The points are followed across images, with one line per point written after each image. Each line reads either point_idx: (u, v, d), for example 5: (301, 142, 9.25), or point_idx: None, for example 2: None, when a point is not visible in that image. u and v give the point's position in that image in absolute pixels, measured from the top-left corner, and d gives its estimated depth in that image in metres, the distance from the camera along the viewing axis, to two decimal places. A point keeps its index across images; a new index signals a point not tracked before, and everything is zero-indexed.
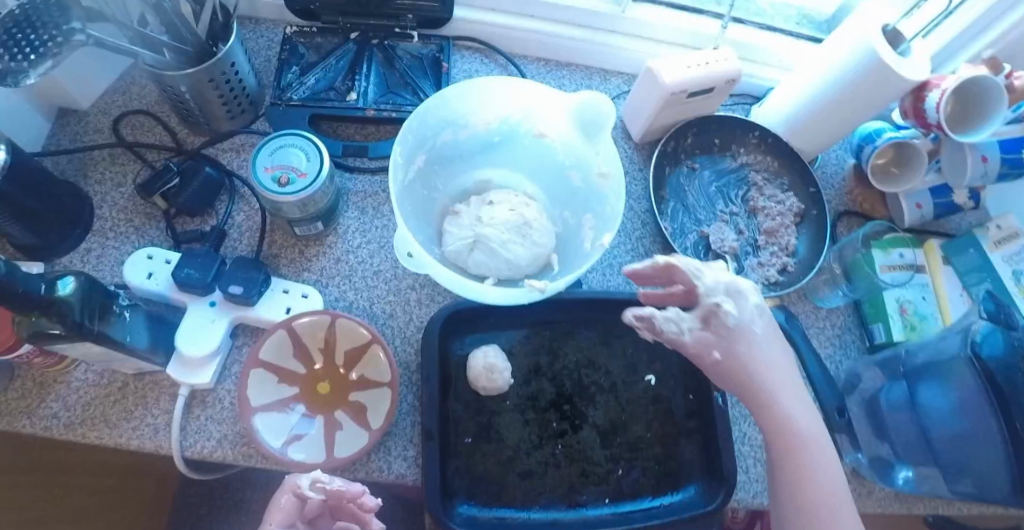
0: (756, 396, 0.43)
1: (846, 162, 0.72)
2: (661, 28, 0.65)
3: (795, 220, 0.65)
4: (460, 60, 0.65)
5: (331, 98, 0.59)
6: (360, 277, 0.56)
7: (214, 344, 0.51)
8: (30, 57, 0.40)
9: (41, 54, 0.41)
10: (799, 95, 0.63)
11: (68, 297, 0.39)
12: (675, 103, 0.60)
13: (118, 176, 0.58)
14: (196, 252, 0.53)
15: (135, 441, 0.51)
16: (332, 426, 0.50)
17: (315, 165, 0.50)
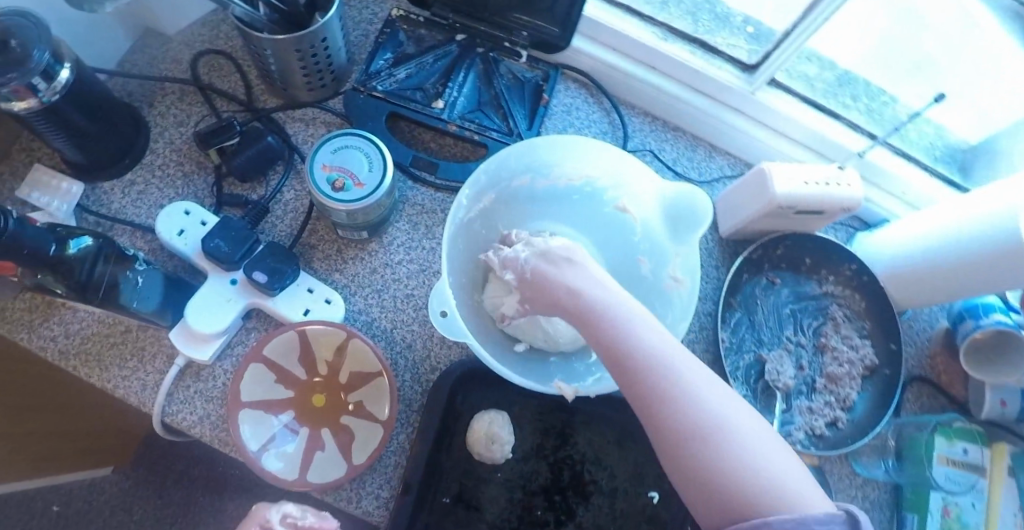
0: (652, 411, 0.32)
1: (938, 323, 0.65)
2: (788, 122, 0.59)
3: (863, 373, 0.58)
4: (562, 93, 0.59)
5: (416, 98, 0.55)
6: (390, 295, 0.52)
7: (223, 325, 0.48)
8: None
9: None
10: (920, 241, 0.54)
11: (77, 256, 0.41)
12: (778, 215, 0.54)
13: (183, 114, 0.56)
14: (233, 223, 0.50)
15: (121, 390, 0.50)
16: (314, 445, 0.47)
17: (375, 176, 0.47)
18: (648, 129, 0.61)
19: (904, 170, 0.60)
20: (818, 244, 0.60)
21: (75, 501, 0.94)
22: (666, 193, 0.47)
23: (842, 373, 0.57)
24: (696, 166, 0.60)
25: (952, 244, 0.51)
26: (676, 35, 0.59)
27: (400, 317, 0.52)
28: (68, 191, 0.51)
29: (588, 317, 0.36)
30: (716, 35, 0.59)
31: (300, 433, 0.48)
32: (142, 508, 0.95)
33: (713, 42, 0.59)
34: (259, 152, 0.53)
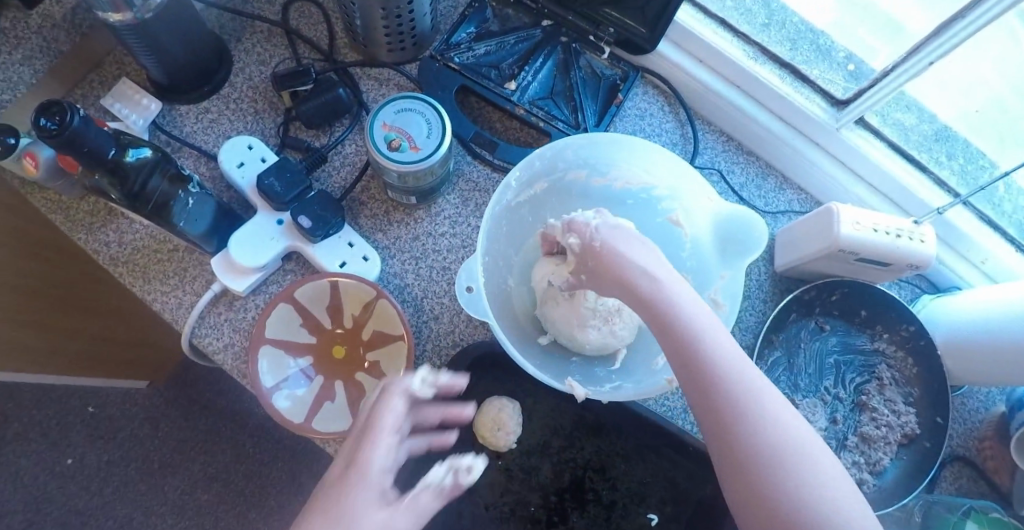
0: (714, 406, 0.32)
1: (994, 406, 0.60)
2: (872, 165, 0.55)
3: (900, 440, 0.54)
4: (640, 96, 0.57)
5: (490, 76, 0.54)
6: (427, 265, 0.52)
7: (262, 261, 0.49)
8: None
9: None
10: (992, 314, 0.50)
11: (132, 164, 0.44)
12: (838, 258, 0.51)
13: (265, 54, 0.58)
14: (291, 166, 0.51)
15: (158, 304, 0.52)
16: (326, 395, 0.48)
17: (432, 143, 0.47)
18: (720, 148, 0.58)
19: (992, 241, 0.56)
20: (879, 298, 0.56)
21: (108, 406, 0.99)
22: (723, 213, 0.45)
23: (876, 435, 0.54)
24: (763, 194, 0.58)
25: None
26: (768, 57, 0.56)
27: (432, 288, 0.52)
28: (147, 106, 0.54)
29: (647, 303, 0.36)
30: (813, 67, 0.56)
31: (314, 380, 0.49)
32: (165, 426, 0.99)
33: (807, 71, 0.56)
34: (328, 102, 0.53)
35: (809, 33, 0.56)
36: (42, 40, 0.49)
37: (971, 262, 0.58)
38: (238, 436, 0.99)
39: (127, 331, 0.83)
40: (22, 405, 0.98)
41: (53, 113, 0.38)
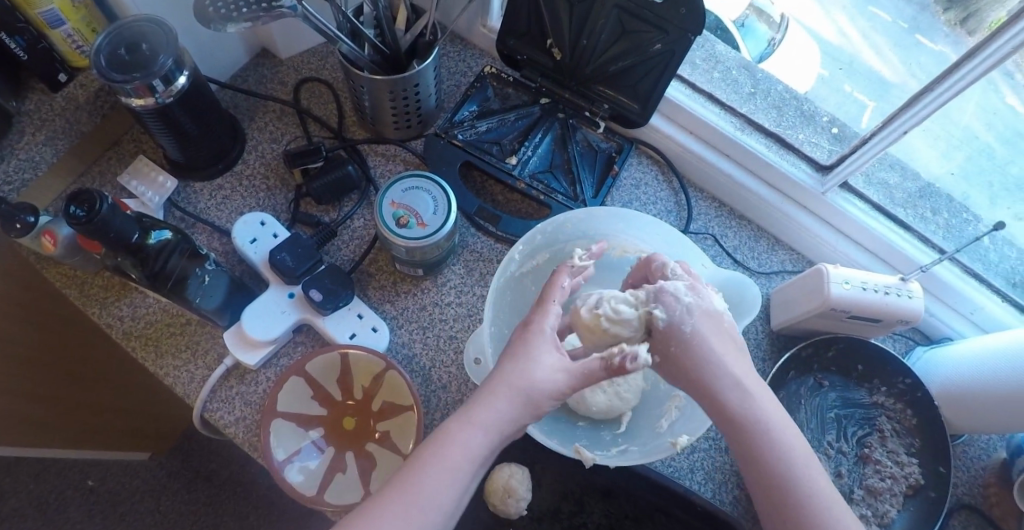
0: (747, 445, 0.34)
1: (996, 452, 0.62)
2: (858, 227, 0.58)
3: (906, 492, 0.56)
4: (634, 166, 0.61)
5: (492, 151, 0.57)
6: (434, 334, 0.54)
7: (274, 335, 0.50)
8: (240, 11, 0.44)
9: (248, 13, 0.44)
10: (969, 364, 0.55)
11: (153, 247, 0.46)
12: (830, 317, 0.53)
13: (278, 132, 0.61)
14: (302, 241, 0.53)
15: (170, 379, 0.53)
16: (336, 466, 0.49)
17: (439, 219, 0.49)
18: (712, 213, 0.61)
19: (967, 287, 0.58)
20: (872, 352, 0.58)
21: (108, 480, 0.97)
22: (719, 278, 0.48)
23: (881, 487, 0.55)
24: (756, 255, 0.60)
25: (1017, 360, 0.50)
26: (754, 127, 0.60)
27: (440, 357, 0.53)
28: (163, 185, 0.56)
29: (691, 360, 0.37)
30: (798, 131, 0.59)
31: (325, 452, 0.49)
32: (167, 499, 0.97)
33: (794, 138, 0.59)
34: (339, 179, 0.56)
35: (792, 99, 0.60)
36: (66, 122, 0.52)
37: (958, 311, 0.60)
38: (241, 508, 0.96)
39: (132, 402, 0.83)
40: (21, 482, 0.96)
41: (83, 201, 0.39)
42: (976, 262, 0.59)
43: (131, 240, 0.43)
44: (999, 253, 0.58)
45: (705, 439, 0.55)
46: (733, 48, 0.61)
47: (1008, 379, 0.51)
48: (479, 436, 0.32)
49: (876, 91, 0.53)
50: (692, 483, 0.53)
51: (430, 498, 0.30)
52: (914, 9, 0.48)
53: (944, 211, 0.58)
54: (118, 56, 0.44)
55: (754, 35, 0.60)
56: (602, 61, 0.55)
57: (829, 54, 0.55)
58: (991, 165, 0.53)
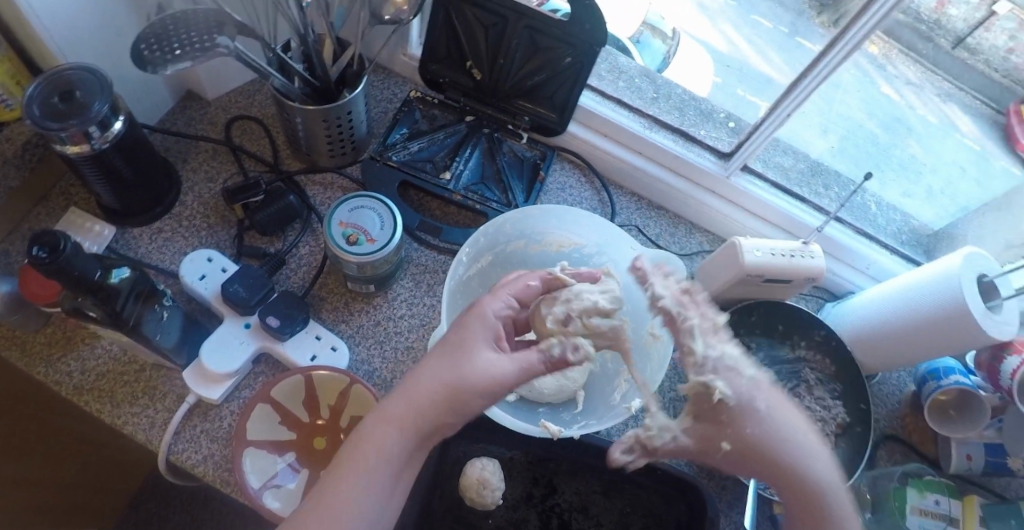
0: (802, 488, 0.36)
1: (907, 387, 0.70)
2: (761, 204, 0.65)
3: (836, 432, 0.62)
4: (558, 170, 0.66)
5: (426, 169, 0.61)
6: (391, 347, 0.56)
7: (233, 365, 0.51)
8: (172, 52, 0.47)
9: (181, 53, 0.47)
10: (872, 307, 0.63)
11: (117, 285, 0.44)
12: (748, 283, 0.59)
13: (213, 172, 0.62)
14: (252, 271, 0.54)
15: (128, 427, 0.52)
16: (312, 486, 0.50)
17: (386, 234, 0.52)
18: (634, 206, 0.67)
19: (863, 245, 0.67)
20: (789, 312, 0.65)
21: None
22: (648, 256, 0.53)
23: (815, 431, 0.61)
24: (677, 239, 0.67)
25: (908, 298, 0.60)
26: (661, 126, 0.66)
27: (399, 368, 0.55)
28: (100, 233, 0.56)
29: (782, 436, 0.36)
30: (699, 127, 0.66)
31: (301, 473, 0.50)
32: None
33: (695, 130, 0.66)
34: (281, 210, 0.58)
35: (692, 100, 0.67)
36: None
37: (859, 269, 0.68)
38: None
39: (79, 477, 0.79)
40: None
41: (45, 242, 0.38)
42: (868, 225, 0.69)
43: (93, 279, 0.41)
44: (885, 217, 0.69)
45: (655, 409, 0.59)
46: (630, 58, 0.68)
47: (905, 315, 0.60)
48: (396, 434, 0.32)
49: (757, 87, 0.61)
50: None
51: (358, 498, 0.31)
52: (792, 16, 0.55)
53: (836, 185, 0.67)
54: (51, 105, 0.45)
55: (651, 50, 0.67)
56: (519, 77, 0.60)
57: (722, 61, 0.63)
58: (872, 144, 0.64)
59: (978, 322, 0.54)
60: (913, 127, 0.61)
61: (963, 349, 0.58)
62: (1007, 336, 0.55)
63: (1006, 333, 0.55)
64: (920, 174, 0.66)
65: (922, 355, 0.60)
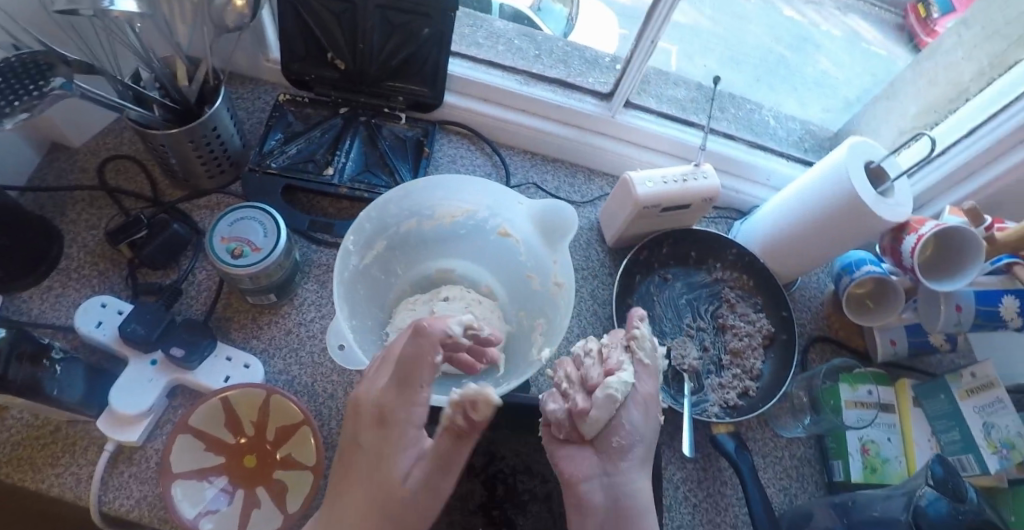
0: None
1: (827, 286, 0.72)
2: (651, 134, 0.66)
3: (763, 343, 0.64)
4: (446, 144, 0.66)
5: (308, 169, 0.60)
6: (307, 352, 0.56)
7: (146, 404, 0.51)
8: (12, 104, 0.41)
9: (19, 104, 0.42)
10: (777, 215, 0.64)
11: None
12: (648, 214, 0.60)
13: (94, 218, 0.60)
14: (148, 307, 0.53)
15: (55, 489, 0.51)
16: (250, 504, 0.49)
17: (271, 240, 0.51)
18: (528, 163, 0.68)
19: (763, 159, 0.69)
20: (701, 237, 0.66)
21: None
22: (537, 209, 0.53)
23: (742, 346, 0.63)
24: (577, 189, 0.68)
25: (805, 196, 0.60)
26: (537, 79, 0.65)
27: (318, 371, 0.55)
28: None
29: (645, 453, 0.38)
30: (577, 72, 0.66)
31: (235, 495, 0.50)
32: None
33: (572, 76, 0.66)
34: (168, 240, 0.57)
35: (574, 49, 0.66)
36: None
37: (760, 182, 0.70)
38: None
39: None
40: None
41: None
42: (771, 141, 0.71)
43: None
44: (785, 129, 0.72)
45: None
46: (536, 29, 0.66)
47: (805, 214, 0.60)
48: None
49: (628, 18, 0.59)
50: None
51: None
52: None
53: (732, 108, 0.70)
54: None
55: (554, 16, 0.65)
56: (384, 58, 0.59)
57: (626, 15, 0.59)
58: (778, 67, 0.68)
59: (871, 209, 0.54)
60: (826, 44, 0.66)
61: (865, 237, 0.58)
62: (903, 217, 0.55)
63: (901, 214, 0.55)
64: (836, 88, 0.71)
65: (832, 250, 0.61)
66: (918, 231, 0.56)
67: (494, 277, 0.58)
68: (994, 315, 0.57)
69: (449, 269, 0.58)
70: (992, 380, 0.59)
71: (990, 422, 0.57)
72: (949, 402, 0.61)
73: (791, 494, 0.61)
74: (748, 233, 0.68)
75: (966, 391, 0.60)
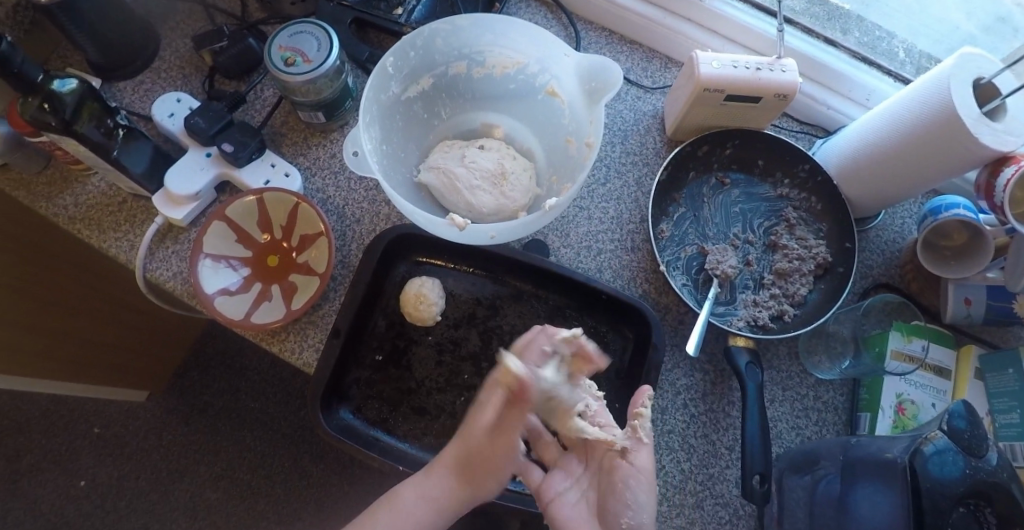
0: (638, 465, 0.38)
1: (910, 234, 0.63)
2: (737, 26, 0.63)
3: (815, 272, 0.58)
4: (523, 9, 0.65)
5: (380, 8, 0.61)
6: (345, 178, 0.59)
7: (194, 189, 0.55)
8: None
9: None
10: (860, 133, 0.56)
11: (64, 93, 0.48)
12: (709, 102, 0.56)
13: (189, 29, 0.65)
14: (213, 108, 0.57)
15: (113, 250, 0.57)
16: (263, 296, 0.53)
17: (323, 55, 0.52)
18: (603, 41, 0.66)
19: (871, 78, 0.64)
20: (770, 145, 0.61)
21: (114, 425, 1.03)
22: (584, 63, 0.50)
23: (789, 269, 0.57)
24: (650, 75, 0.65)
25: (894, 110, 0.52)
26: None
27: (351, 196, 0.58)
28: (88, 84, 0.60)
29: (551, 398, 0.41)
30: None
31: (252, 287, 0.54)
32: (168, 434, 1.02)
33: None
34: (241, 53, 0.61)
35: None
36: None
37: (858, 102, 0.64)
38: (237, 433, 1.03)
39: (128, 338, 0.90)
40: (31, 437, 1.01)
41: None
42: (890, 64, 0.67)
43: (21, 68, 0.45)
44: (914, 63, 0.67)
45: (609, 240, 0.58)
46: None
47: (892, 132, 0.52)
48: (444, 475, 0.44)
49: None
50: (599, 277, 0.57)
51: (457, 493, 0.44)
52: None
53: (857, 30, 0.68)
54: None
55: None
56: None
57: None
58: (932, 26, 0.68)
59: (968, 126, 0.45)
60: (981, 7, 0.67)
61: (957, 167, 0.49)
62: (1006, 145, 0.45)
63: (1005, 141, 0.46)
64: None
65: (916, 179, 0.53)
66: (1021, 161, 0.47)
67: (535, 140, 0.57)
68: None
69: (491, 124, 0.58)
70: None
71: None
72: (1017, 379, 0.52)
73: (802, 435, 0.56)
74: (825, 155, 0.61)
75: None
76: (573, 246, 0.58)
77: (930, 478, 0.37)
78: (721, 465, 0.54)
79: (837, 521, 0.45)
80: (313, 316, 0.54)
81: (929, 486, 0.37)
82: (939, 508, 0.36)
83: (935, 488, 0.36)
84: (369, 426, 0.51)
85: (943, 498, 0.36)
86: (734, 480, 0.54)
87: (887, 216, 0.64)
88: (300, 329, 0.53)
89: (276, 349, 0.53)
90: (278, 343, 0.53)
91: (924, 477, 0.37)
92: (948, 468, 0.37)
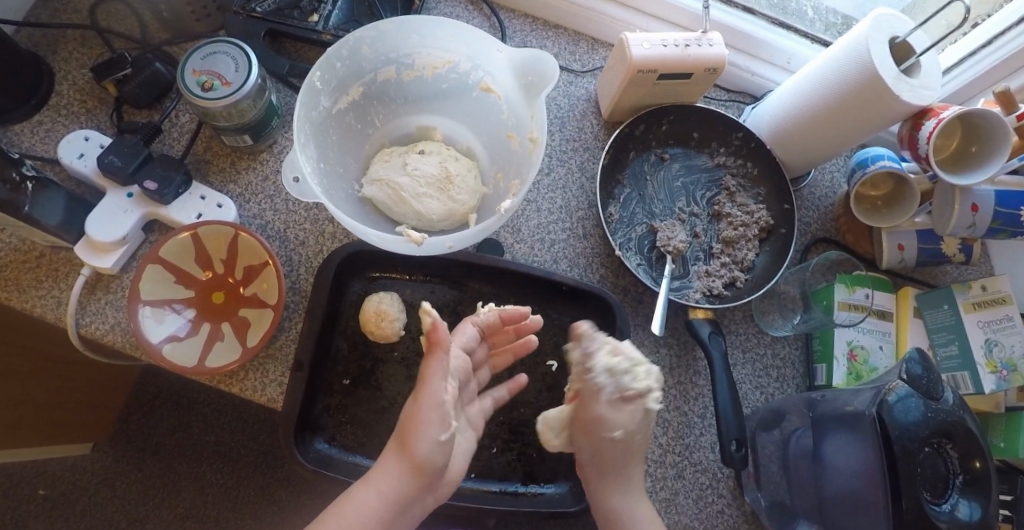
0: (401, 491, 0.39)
1: (840, 188, 0.67)
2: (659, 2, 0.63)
3: (760, 235, 0.60)
4: (443, 2, 0.63)
5: (294, 16, 0.58)
6: (282, 199, 0.56)
7: (121, 233, 0.51)
8: None
9: None
10: (786, 100, 0.58)
11: None
12: (643, 83, 0.56)
13: (85, 57, 0.60)
14: (127, 142, 0.53)
15: (37, 308, 0.53)
16: (213, 337, 0.51)
17: (242, 76, 0.49)
18: (528, 29, 0.65)
19: (789, 42, 0.66)
20: (704, 117, 0.62)
21: (60, 484, 0.95)
22: (517, 58, 0.49)
23: (735, 236, 0.59)
24: (579, 58, 0.65)
25: (816, 75, 0.53)
26: None
27: (292, 218, 0.56)
28: None
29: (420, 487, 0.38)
30: None
31: (199, 328, 0.51)
32: (125, 484, 0.96)
33: None
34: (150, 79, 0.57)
35: None
36: None
37: (780, 65, 0.67)
38: (199, 469, 0.98)
39: (70, 392, 0.83)
40: None
41: None
42: (803, 25, 0.69)
43: None
44: (821, 20, 0.70)
45: (562, 230, 0.58)
46: None
47: (816, 95, 0.54)
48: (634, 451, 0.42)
49: None
50: (554, 268, 0.57)
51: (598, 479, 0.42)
52: None
53: None
54: None
55: None
56: None
57: None
58: None
59: (889, 87, 0.47)
60: None
61: (881, 125, 0.52)
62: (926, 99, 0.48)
63: (925, 97, 0.48)
64: None
65: (842, 139, 0.56)
66: (940, 115, 0.50)
67: (475, 138, 0.56)
68: (1014, 219, 0.53)
69: (428, 126, 0.56)
70: (1003, 295, 0.56)
71: (994, 339, 0.55)
72: (953, 313, 0.57)
73: (767, 392, 0.59)
74: (755, 122, 0.63)
75: (973, 304, 0.57)
76: (527, 240, 0.58)
77: (899, 426, 0.39)
78: (696, 432, 0.56)
79: (814, 473, 0.48)
80: (270, 349, 0.52)
81: (898, 433, 0.39)
82: (908, 453, 0.38)
83: (906, 432, 0.39)
84: (347, 453, 0.50)
85: (912, 442, 0.39)
86: (711, 444, 0.56)
87: (817, 173, 0.67)
88: (258, 365, 0.51)
89: (235, 388, 0.50)
90: (236, 383, 0.50)
91: (893, 427, 0.39)
92: (912, 412, 0.40)
